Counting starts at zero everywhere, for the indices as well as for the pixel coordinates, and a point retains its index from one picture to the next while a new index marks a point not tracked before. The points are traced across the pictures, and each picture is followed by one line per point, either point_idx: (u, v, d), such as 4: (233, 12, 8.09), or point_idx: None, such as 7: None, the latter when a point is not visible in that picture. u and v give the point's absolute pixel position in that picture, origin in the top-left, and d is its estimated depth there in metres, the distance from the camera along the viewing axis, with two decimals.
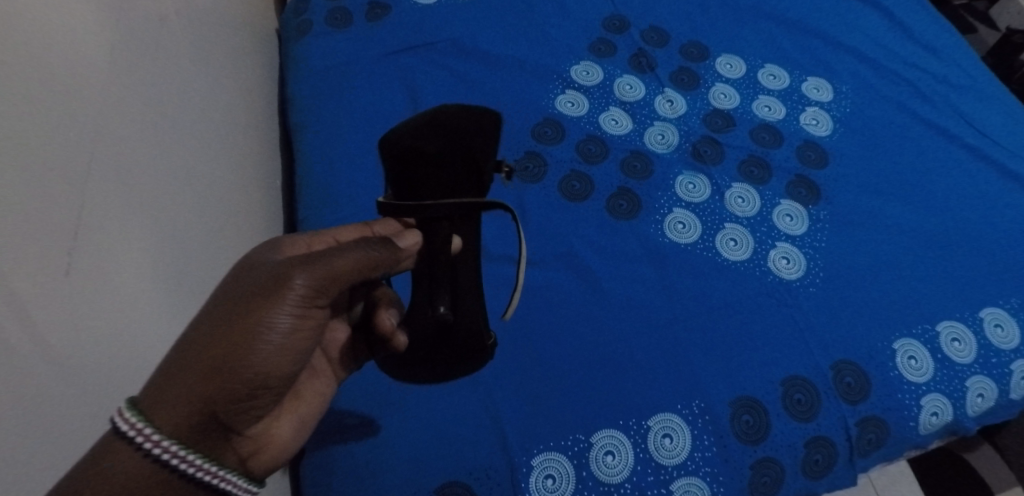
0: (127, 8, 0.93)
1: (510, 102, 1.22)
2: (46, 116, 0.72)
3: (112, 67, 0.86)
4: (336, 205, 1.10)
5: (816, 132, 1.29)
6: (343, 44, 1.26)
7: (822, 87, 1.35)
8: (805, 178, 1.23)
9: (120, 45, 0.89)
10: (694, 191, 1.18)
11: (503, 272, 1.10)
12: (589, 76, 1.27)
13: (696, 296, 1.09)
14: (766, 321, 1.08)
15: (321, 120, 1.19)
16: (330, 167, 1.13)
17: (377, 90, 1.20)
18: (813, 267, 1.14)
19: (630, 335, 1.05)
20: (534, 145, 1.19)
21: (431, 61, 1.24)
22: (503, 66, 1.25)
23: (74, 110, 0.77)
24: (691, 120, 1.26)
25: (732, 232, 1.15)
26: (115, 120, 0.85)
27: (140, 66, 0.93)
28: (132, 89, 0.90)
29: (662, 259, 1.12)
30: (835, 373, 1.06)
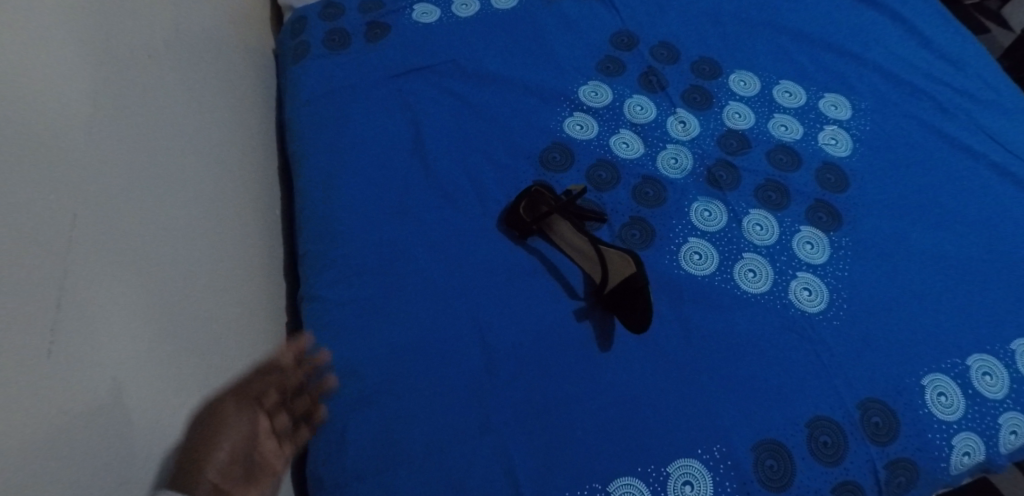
0: (113, 51, 0.90)
1: (516, 125, 1.16)
2: (29, 186, 0.70)
3: (95, 117, 0.83)
4: (339, 239, 1.05)
5: (835, 152, 1.23)
6: (341, 67, 1.20)
7: (840, 105, 1.30)
8: (825, 203, 1.17)
9: (106, 92, 0.86)
10: (709, 219, 1.12)
11: (514, 306, 1.01)
12: (597, 97, 1.21)
13: (717, 332, 1.03)
14: (788, 359, 1.03)
15: (319, 149, 1.13)
16: (331, 198, 1.08)
17: (376, 115, 1.14)
18: (835, 299, 1.09)
19: (648, 373, 0.99)
20: (541, 172, 1.12)
21: (432, 83, 1.18)
22: (507, 87, 1.19)
23: (55, 172, 0.75)
24: (705, 142, 1.20)
25: (751, 262, 1.09)
26: (98, 171, 0.82)
27: (126, 109, 0.90)
28: (117, 136, 0.87)
29: (679, 293, 1.05)
30: (862, 412, 1.01)
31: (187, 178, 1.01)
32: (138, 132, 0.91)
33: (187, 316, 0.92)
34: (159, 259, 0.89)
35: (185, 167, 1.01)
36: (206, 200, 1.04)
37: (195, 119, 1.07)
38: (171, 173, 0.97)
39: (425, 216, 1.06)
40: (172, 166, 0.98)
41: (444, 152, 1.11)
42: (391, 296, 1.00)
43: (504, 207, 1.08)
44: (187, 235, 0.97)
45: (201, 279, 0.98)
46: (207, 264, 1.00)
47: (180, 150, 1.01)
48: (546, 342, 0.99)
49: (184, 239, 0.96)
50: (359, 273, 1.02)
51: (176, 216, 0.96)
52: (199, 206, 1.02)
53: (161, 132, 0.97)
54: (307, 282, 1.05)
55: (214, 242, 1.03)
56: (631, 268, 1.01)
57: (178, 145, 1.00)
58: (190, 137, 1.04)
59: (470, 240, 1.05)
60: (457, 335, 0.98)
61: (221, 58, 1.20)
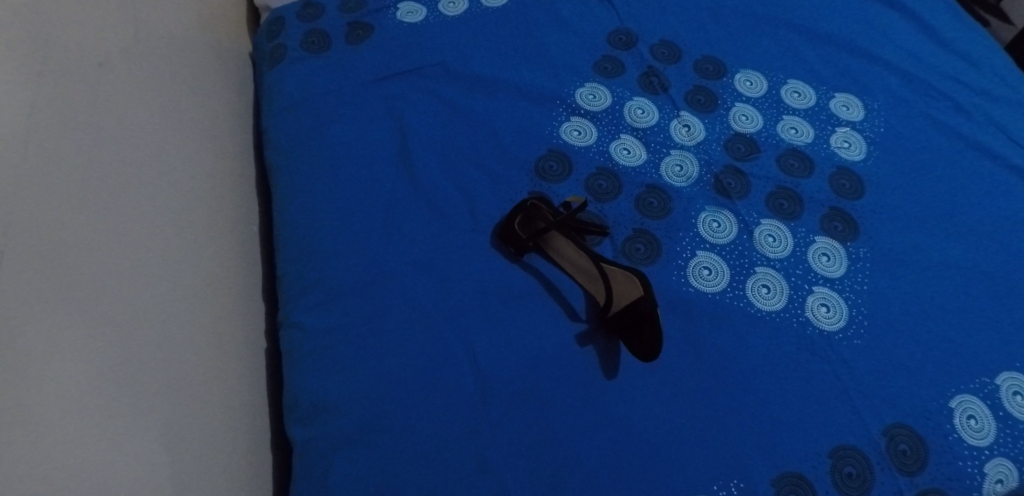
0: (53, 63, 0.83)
1: (509, 132, 1.07)
2: None
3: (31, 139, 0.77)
4: (318, 259, 0.96)
5: (849, 156, 1.16)
6: (321, 71, 1.11)
7: (852, 105, 1.22)
8: (840, 210, 1.10)
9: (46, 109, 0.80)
10: (719, 231, 1.04)
11: (511, 331, 0.92)
12: (595, 100, 1.12)
13: (730, 355, 0.95)
14: (807, 382, 0.95)
15: (296, 161, 1.04)
16: (309, 214, 0.99)
17: (358, 123, 1.05)
18: (855, 315, 1.02)
19: (660, 402, 0.91)
20: (536, 182, 1.04)
21: (419, 87, 1.09)
22: (500, 91, 1.11)
23: None
24: (711, 147, 1.12)
25: (765, 277, 1.01)
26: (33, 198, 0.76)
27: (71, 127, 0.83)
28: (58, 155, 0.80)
29: (688, 313, 0.97)
30: (889, 439, 0.94)
31: (146, 201, 0.92)
32: (78, 151, 0.83)
33: (139, 357, 0.83)
34: (104, 300, 0.81)
35: (145, 187, 0.92)
36: (171, 222, 0.95)
37: (159, 131, 0.98)
38: (126, 197, 0.88)
39: (412, 233, 0.97)
40: (127, 189, 0.89)
41: (432, 162, 1.03)
42: (376, 322, 0.91)
43: (498, 223, 0.99)
44: (145, 265, 0.88)
45: (162, 312, 0.89)
46: (170, 294, 0.91)
47: (138, 168, 0.92)
48: (546, 370, 0.91)
49: (141, 272, 0.87)
50: (341, 298, 0.93)
51: (129, 245, 0.87)
52: (162, 230, 0.93)
53: (112, 153, 0.88)
54: (284, 307, 0.96)
55: (180, 269, 0.94)
56: (639, 290, 0.93)
57: (136, 164, 0.92)
58: (152, 154, 0.95)
59: (462, 258, 0.96)
60: (450, 365, 0.89)
61: (192, 62, 1.11)
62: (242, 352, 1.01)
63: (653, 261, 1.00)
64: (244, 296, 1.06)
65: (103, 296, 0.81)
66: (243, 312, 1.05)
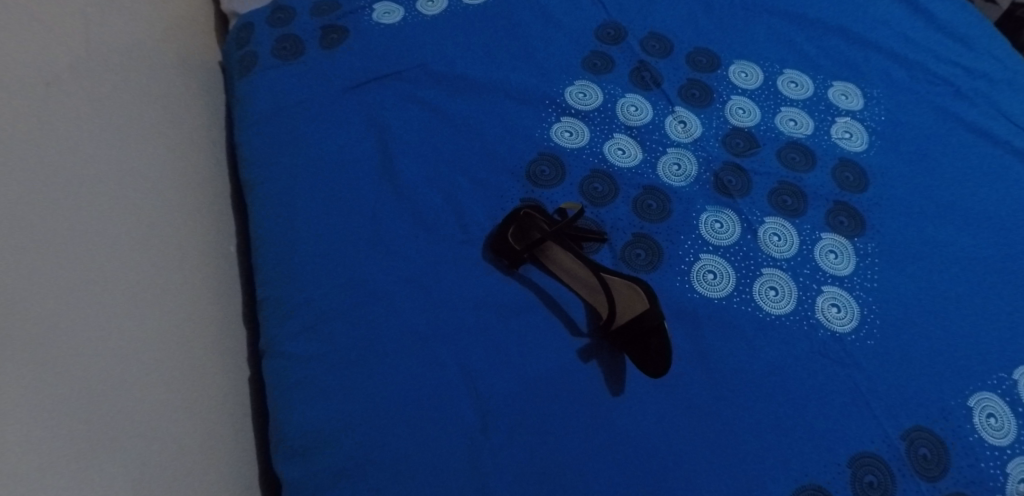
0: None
1: (497, 136, 1.01)
2: None
3: None
4: (300, 281, 0.90)
5: (851, 147, 1.11)
6: (294, 79, 1.05)
7: (850, 93, 1.18)
8: (845, 204, 1.06)
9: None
10: (722, 232, 0.99)
11: (510, 350, 0.87)
12: (586, 98, 1.07)
13: (740, 364, 0.90)
14: (821, 388, 0.91)
15: (272, 176, 0.98)
16: (289, 232, 0.93)
17: (337, 133, 0.99)
18: (866, 315, 0.98)
19: (669, 417, 0.86)
20: (528, 188, 0.99)
21: (400, 92, 1.03)
22: (485, 93, 1.05)
23: None
24: (709, 143, 1.07)
25: (772, 278, 0.97)
26: None
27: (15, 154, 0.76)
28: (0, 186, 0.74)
29: (695, 320, 0.92)
30: (909, 444, 0.90)
31: (103, 232, 0.84)
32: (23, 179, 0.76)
33: (102, 406, 0.77)
34: (59, 345, 0.74)
35: (99, 217, 0.84)
36: (133, 252, 0.88)
37: (118, 153, 0.90)
38: (77, 231, 0.81)
39: (400, 248, 0.91)
40: (79, 221, 0.82)
41: (417, 172, 0.97)
42: (365, 346, 0.85)
43: (491, 234, 0.94)
44: (104, 303, 0.81)
45: (128, 352, 0.82)
46: (137, 330, 0.84)
47: (93, 196, 0.84)
48: (549, 389, 0.86)
49: (99, 311, 0.80)
50: (327, 322, 0.87)
51: (82, 281, 0.79)
52: (123, 260, 0.86)
53: (58, 181, 0.81)
54: (265, 333, 0.90)
55: (147, 302, 0.87)
56: (644, 302, 0.88)
57: (88, 193, 0.84)
58: (108, 179, 0.87)
59: (453, 274, 0.91)
60: (447, 389, 0.84)
61: (157, 75, 1.04)
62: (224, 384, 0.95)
63: (654, 267, 0.95)
64: (224, 321, 1.00)
65: (57, 341, 0.74)
66: (224, 340, 0.98)
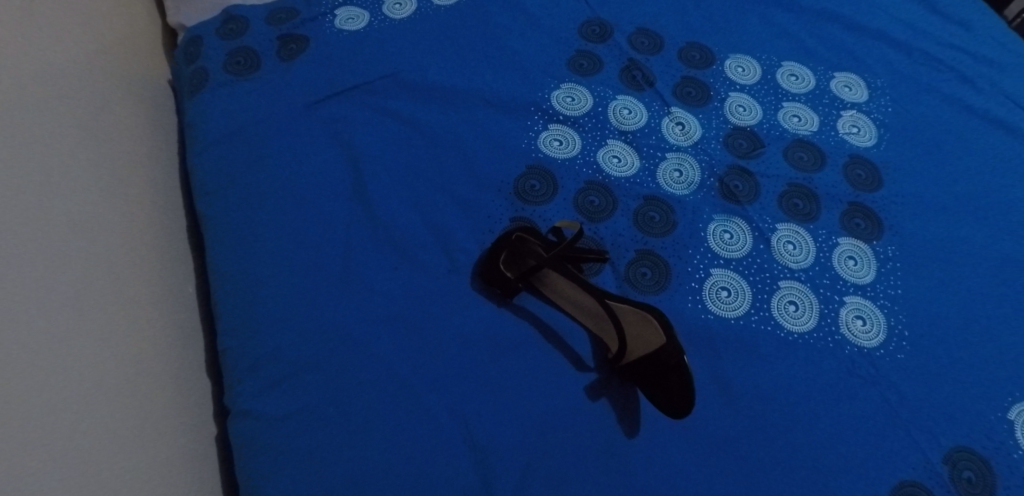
0: None
1: (480, 150, 0.92)
2: None
3: None
4: (266, 328, 0.79)
5: (859, 143, 1.03)
6: (250, 96, 0.93)
7: (853, 84, 1.09)
8: (860, 205, 0.98)
9: None
10: (732, 243, 0.91)
11: (513, 393, 0.78)
12: (573, 102, 0.97)
13: (765, 391, 0.83)
14: (853, 411, 0.85)
15: (229, 206, 0.86)
16: (251, 271, 0.82)
17: (301, 155, 0.88)
18: (894, 325, 0.91)
19: (693, 456, 0.78)
20: (518, 206, 0.89)
21: (369, 106, 0.92)
22: (464, 102, 0.95)
23: None
24: (710, 145, 0.98)
25: (790, 292, 0.89)
26: None
27: None
28: None
29: (711, 345, 0.84)
30: (951, 466, 0.85)
31: (24, 293, 0.71)
32: None
33: None
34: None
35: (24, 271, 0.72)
36: (63, 309, 0.74)
37: (40, 192, 0.77)
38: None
39: (379, 284, 0.81)
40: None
41: (393, 195, 0.87)
42: (348, 399, 0.75)
43: (479, 260, 0.84)
44: (28, 379, 0.68)
45: (61, 430, 0.70)
46: (69, 405, 0.71)
47: (3, 251, 0.70)
48: (558, 434, 0.76)
49: (19, 392, 0.67)
50: (301, 374, 0.76)
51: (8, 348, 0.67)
52: (48, 321, 0.72)
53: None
54: (229, 390, 0.79)
55: (79, 368, 0.74)
56: (660, 333, 0.79)
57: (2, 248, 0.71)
58: (32, 228, 0.75)
59: (441, 311, 0.81)
60: (448, 442, 0.74)
61: (91, 97, 0.91)
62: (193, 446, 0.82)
63: (659, 288, 0.86)
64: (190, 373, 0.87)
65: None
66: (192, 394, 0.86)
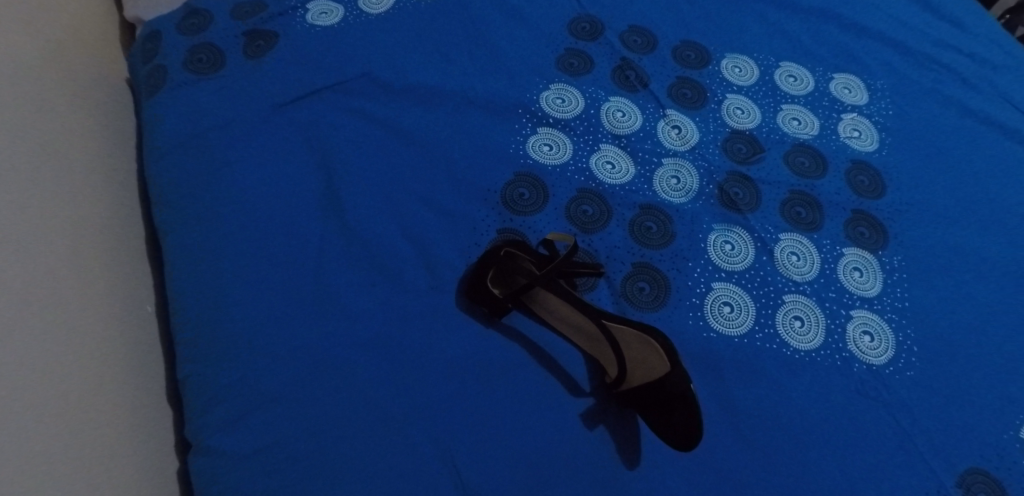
0: None
1: (466, 156, 0.85)
2: None
3: None
4: (231, 353, 0.71)
5: (861, 147, 0.99)
6: (215, 97, 0.85)
7: (853, 86, 1.04)
8: (864, 212, 0.94)
9: None
10: (733, 255, 0.86)
11: (506, 421, 0.72)
12: (564, 104, 0.91)
13: (770, 415, 0.79)
14: (862, 433, 0.81)
15: (189, 216, 0.78)
16: (214, 291, 0.74)
17: (270, 163, 0.81)
18: (902, 340, 0.87)
19: (696, 486, 0.74)
20: (506, 217, 0.83)
21: (344, 109, 0.85)
22: (447, 104, 0.88)
23: None
24: (708, 150, 0.93)
25: (796, 306, 0.85)
26: None
27: None
28: None
29: (712, 365, 0.80)
30: (964, 490, 0.81)
31: None
32: None
33: None
34: None
35: None
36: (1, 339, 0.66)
37: None
38: None
39: (358, 304, 0.74)
40: None
41: (372, 206, 0.80)
42: (324, 433, 0.69)
43: (464, 277, 0.78)
44: None
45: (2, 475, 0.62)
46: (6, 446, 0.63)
47: None
48: (554, 467, 0.71)
49: None
50: (272, 405, 0.69)
51: None
52: None
53: None
54: (189, 423, 0.71)
55: (17, 404, 0.66)
56: (665, 362, 0.73)
57: None
58: None
59: (425, 332, 0.75)
60: (434, 480, 0.68)
61: (35, 96, 0.82)
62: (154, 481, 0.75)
63: (659, 305, 0.81)
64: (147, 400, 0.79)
65: None
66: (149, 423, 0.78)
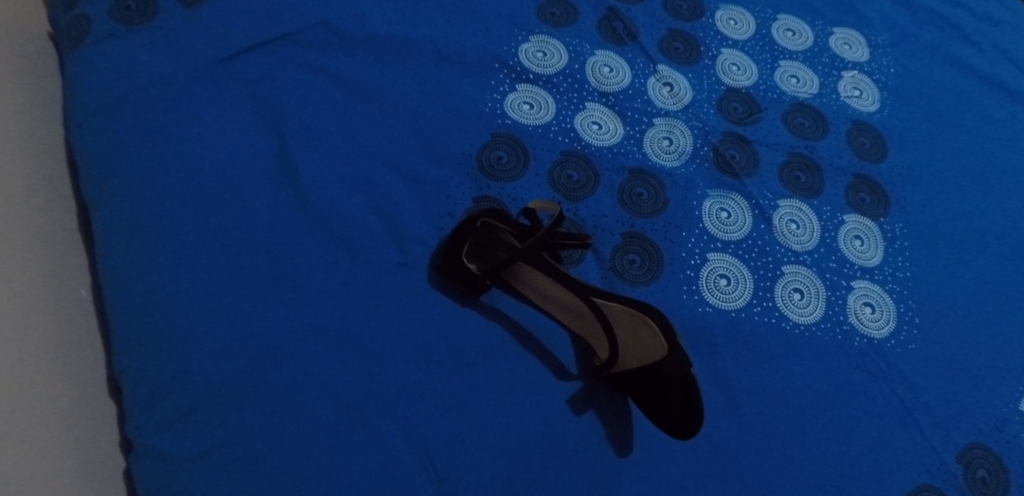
0: None
1: (437, 117, 0.77)
2: None
3: None
4: (173, 346, 0.64)
5: (862, 107, 0.92)
6: (147, 49, 0.74)
7: (854, 41, 0.96)
8: (864, 177, 0.88)
9: None
10: (729, 223, 0.80)
11: (483, 411, 0.67)
12: (545, 57, 0.83)
13: (765, 394, 0.74)
14: (862, 411, 0.77)
15: (121, 185, 0.69)
16: (150, 275, 0.66)
17: (216, 125, 0.72)
18: (904, 312, 0.82)
19: (690, 473, 0.69)
20: (483, 184, 0.75)
21: (296, 63, 0.76)
22: (415, 60, 0.79)
23: None
24: (702, 110, 0.86)
25: (795, 278, 0.79)
26: None
27: None
28: None
29: (705, 343, 0.74)
30: (965, 467, 0.77)
31: None
32: None
33: None
34: None
35: None
36: None
37: None
38: None
39: (316, 287, 0.68)
40: None
41: (332, 175, 0.72)
42: (281, 431, 0.63)
43: (438, 252, 0.72)
44: None
45: None
46: None
47: None
48: (536, 459, 0.66)
49: None
50: (223, 400, 0.63)
51: None
52: None
53: None
54: (127, 422, 0.63)
55: None
56: (663, 344, 0.66)
57: None
58: None
59: (392, 316, 0.68)
60: (405, 475, 0.63)
61: None
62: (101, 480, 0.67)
63: (651, 278, 0.75)
64: (93, 389, 0.70)
65: None
66: (93, 418, 0.69)
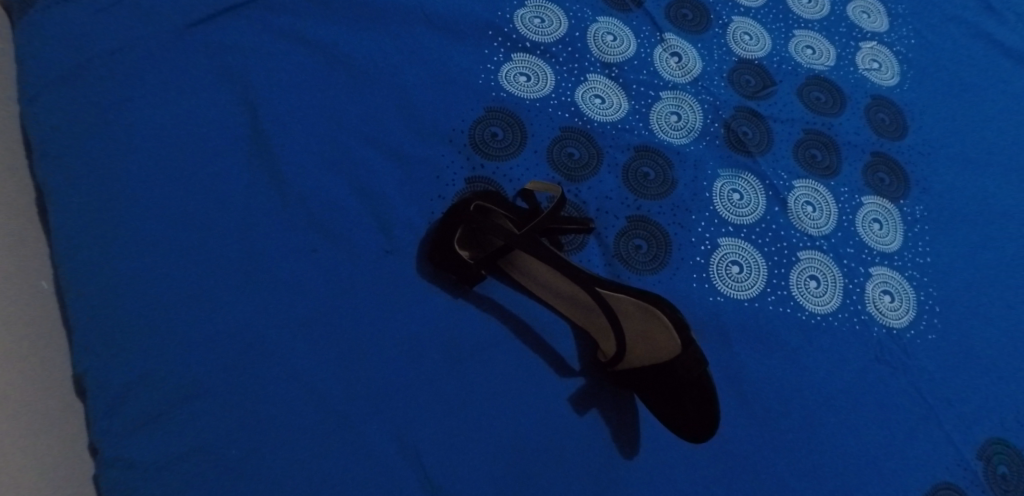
0: None
1: (426, 90, 0.71)
2: None
3: None
4: (139, 344, 0.58)
5: (881, 81, 0.86)
6: (107, 14, 0.67)
7: (872, 10, 0.90)
8: (883, 156, 0.82)
9: None
10: (741, 205, 0.75)
11: (477, 408, 0.62)
12: (544, 24, 0.76)
13: (777, 388, 0.69)
14: (880, 406, 0.72)
15: (79, 165, 0.62)
16: (112, 263, 0.60)
17: (184, 99, 0.65)
18: (925, 300, 0.77)
19: (698, 473, 0.64)
20: (476, 162, 0.69)
21: (270, 30, 0.69)
22: (402, 27, 0.72)
23: None
24: (712, 82, 0.80)
25: (811, 264, 0.74)
26: None
27: None
28: None
29: (714, 334, 0.69)
30: (987, 463, 0.72)
31: None
32: None
33: None
34: None
35: None
36: None
37: None
38: None
39: (293, 276, 0.62)
40: None
41: (312, 154, 0.66)
42: (256, 434, 0.57)
43: (428, 237, 0.66)
44: None
45: None
46: None
47: None
48: (534, 460, 0.61)
49: None
50: (195, 402, 0.57)
51: None
52: None
53: None
54: (91, 427, 0.57)
55: None
56: (675, 340, 0.61)
57: None
58: None
59: (377, 308, 0.63)
60: (390, 481, 0.58)
61: None
62: (63, 485, 0.61)
63: (660, 265, 0.70)
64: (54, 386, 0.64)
65: None
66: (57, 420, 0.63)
